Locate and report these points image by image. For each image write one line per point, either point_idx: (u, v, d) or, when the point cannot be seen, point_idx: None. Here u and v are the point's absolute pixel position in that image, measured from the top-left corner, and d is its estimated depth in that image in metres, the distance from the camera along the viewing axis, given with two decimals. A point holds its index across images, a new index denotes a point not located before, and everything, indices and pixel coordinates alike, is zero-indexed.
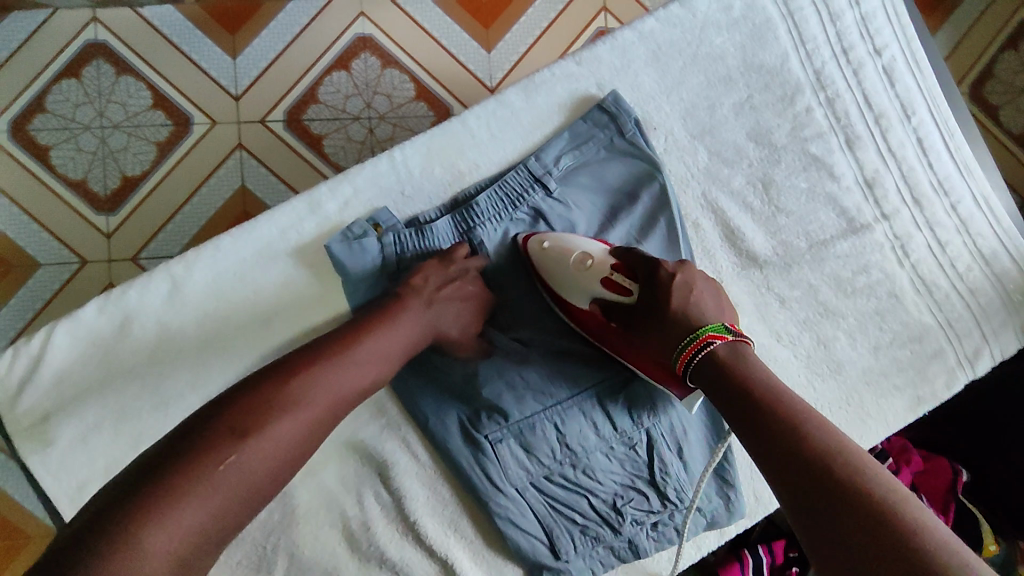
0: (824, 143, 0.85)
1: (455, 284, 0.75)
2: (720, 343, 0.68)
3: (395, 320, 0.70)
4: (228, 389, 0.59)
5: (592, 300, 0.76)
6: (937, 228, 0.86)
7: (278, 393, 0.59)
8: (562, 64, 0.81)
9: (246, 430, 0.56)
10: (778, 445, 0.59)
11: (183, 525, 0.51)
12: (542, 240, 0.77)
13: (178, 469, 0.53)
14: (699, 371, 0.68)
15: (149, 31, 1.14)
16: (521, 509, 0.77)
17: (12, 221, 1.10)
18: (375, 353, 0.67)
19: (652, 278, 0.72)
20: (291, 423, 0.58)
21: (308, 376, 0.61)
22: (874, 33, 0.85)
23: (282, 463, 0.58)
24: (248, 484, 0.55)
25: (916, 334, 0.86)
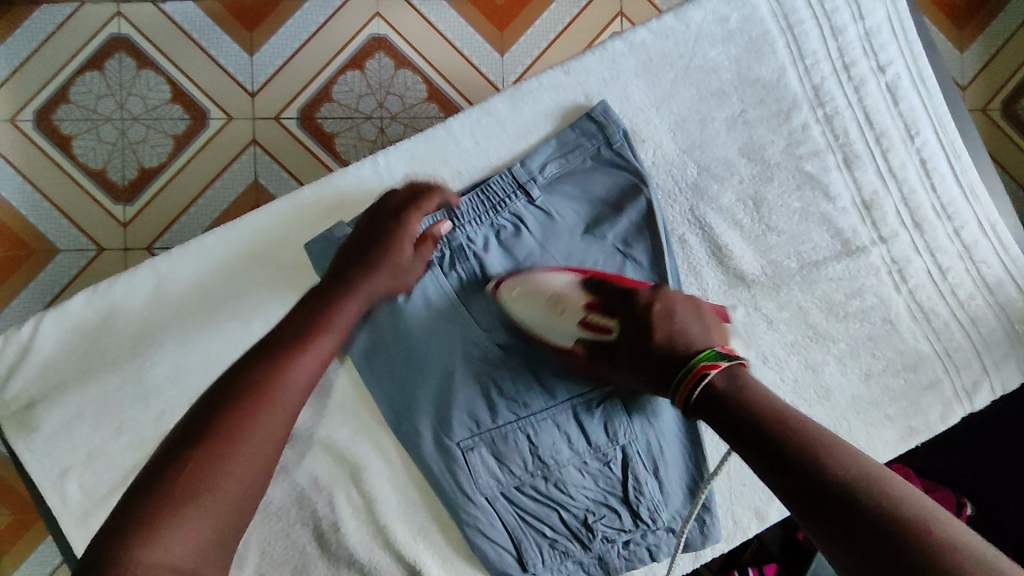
0: (820, 162, 0.82)
1: (381, 236, 0.74)
2: (715, 374, 0.63)
3: (328, 309, 0.69)
4: (193, 412, 0.60)
5: (577, 340, 0.76)
6: (938, 253, 0.83)
7: (231, 410, 0.59)
8: (550, 74, 0.81)
9: (208, 450, 0.56)
10: (786, 469, 0.56)
11: (182, 536, 0.53)
12: (513, 286, 0.76)
13: (151, 506, 0.53)
14: (699, 403, 0.64)
15: (168, 26, 1.16)
16: (490, 518, 0.77)
17: (31, 207, 1.14)
18: (318, 349, 0.66)
19: (631, 313, 0.72)
20: (252, 433, 0.58)
21: (257, 387, 0.61)
22: (878, 49, 0.82)
23: (256, 469, 0.58)
24: (225, 498, 0.55)
25: (911, 362, 0.83)
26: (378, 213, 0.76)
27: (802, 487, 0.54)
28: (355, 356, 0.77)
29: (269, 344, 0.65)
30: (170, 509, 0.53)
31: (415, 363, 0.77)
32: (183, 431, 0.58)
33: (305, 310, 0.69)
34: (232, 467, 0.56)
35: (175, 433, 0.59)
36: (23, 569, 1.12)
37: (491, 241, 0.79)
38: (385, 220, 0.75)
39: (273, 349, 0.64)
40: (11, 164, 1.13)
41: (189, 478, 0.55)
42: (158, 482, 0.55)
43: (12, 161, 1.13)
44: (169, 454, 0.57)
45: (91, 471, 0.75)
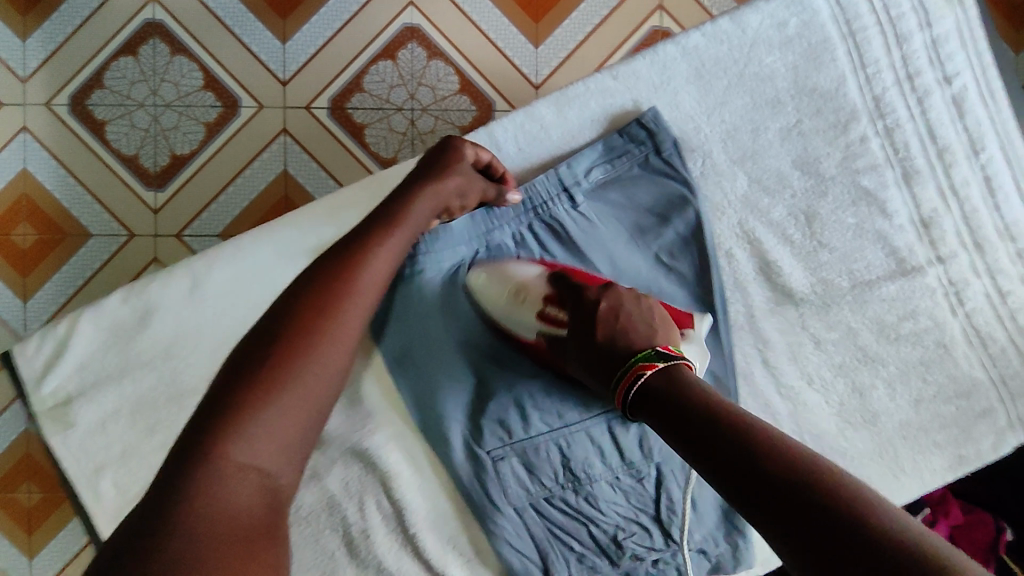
0: (877, 176, 0.78)
1: (449, 161, 0.70)
2: (651, 374, 0.60)
3: (398, 216, 0.66)
4: (267, 318, 0.58)
5: (538, 333, 0.73)
6: (999, 276, 0.79)
7: (310, 318, 0.57)
8: (597, 78, 0.77)
9: (288, 358, 0.54)
10: (729, 460, 0.49)
11: (271, 431, 0.51)
12: (479, 271, 0.75)
13: (233, 408, 0.51)
14: (637, 402, 0.60)
15: (202, 12, 1.14)
16: (518, 529, 0.76)
17: (65, 192, 1.14)
18: (385, 261, 0.63)
19: (582, 313, 0.69)
20: (333, 344, 0.56)
21: (331, 300, 0.58)
22: (945, 58, 0.77)
23: (336, 380, 0.56)
24: (308, 394, 0.54)
25: (964, 389, 0.79)
26: (449, 142, 0.71)
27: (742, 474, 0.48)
28: (389, 363, 0.76)
29: (337, 254, 0.62)
30: (253, 410, 0.51)
31: (449, 370, 0.76)
32: (257, 337, 0.56)
33: (371, 219, 0.66)
34: (312, 376, 0.54)
35: (248, 339, 0.56)
36: (51, 551, 1.15)
37: (528, 238, 0.77)
38: (449, 148, 0.71)
39: (342, 260, 0.61)
40: (47, 149, 1.13)
41: (273, 381, 0.53)
42: (239, 385, 0.52)
43: (48, 147, 1.13)
44: (245, 360, 0.54)
45: (124, 468, 0.75)
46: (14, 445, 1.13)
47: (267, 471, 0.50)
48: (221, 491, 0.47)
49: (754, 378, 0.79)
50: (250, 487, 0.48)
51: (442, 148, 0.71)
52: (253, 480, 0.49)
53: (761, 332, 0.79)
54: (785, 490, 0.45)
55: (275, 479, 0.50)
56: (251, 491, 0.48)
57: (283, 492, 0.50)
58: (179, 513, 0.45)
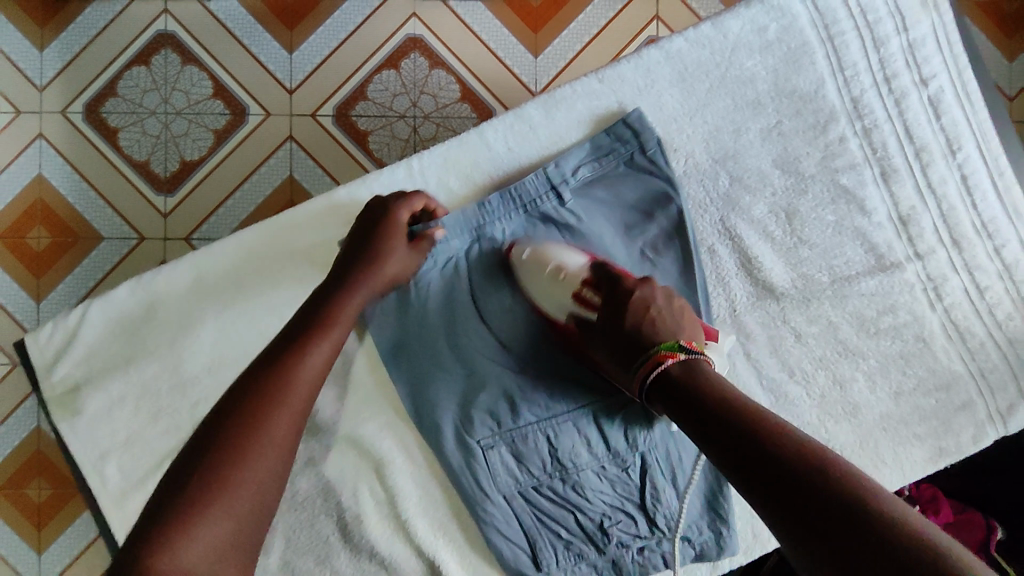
0: (856, 175, 0.81)
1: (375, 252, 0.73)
2: (672, 362, 0.63)
3: (327, 317, 0.68)
4: (202, 425, 0.59)
5: (569, 315, 0.74)
6: (976, 272, 0.81)
7: (242, 427, 0.58)
8: (584, 81, 0.80)
9: (206, 488, 0.55)
10: (733, 438, 0.54)
11: (206, 546, 0.53)
12: (524, 249, 0.77)
13: (167, 525, 0.53)
14: (655, 388, 0.63)
15: (212, 24, 1.19)
16: (507, 516, 0.78)
17: (78, 196, 1.18)
18: (315, 363, 0.65)
19: (615, 296, 0.70)
20: (264, 453, 0.58)
21: (264, 406, 0.60)
22: (921, 62, 0.80)
23: (269, 485, 0.58)
24: (240, 505, 0.55)
25: (944, 382, 0.81)
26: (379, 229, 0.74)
27: (759, 469, 0.51)
28: (382, 353, 0.79)
29: (270, 359, 0.63)
30: (170, 550, 0.51)
31: (441, 359, 0.78)
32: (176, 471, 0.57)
33: (302, 321, 0.68)
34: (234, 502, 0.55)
35: (185, 449, 0.58)
36: (60, 543, 1.18)
37: (519, 234, 0.79)
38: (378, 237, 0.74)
39: (276, 362, 0.63)
40: (61, 155, 1.18)
41: (204, 497, 0.54)
42: (156, 525, 0.53)
43: (63, 152, 1.18)
44: (179, 474, 0.56)
45: (128, 454, 0.78)
46: (26, 441, 1.17)
47: None
48: None
49: (737, 370, 0.81)
50: None
51: (370, 235, 0.74)
52: None
53: (744, 325, 0.81)
54: (806, 490, 0.48)
55: None
56: None
57: None
58: None
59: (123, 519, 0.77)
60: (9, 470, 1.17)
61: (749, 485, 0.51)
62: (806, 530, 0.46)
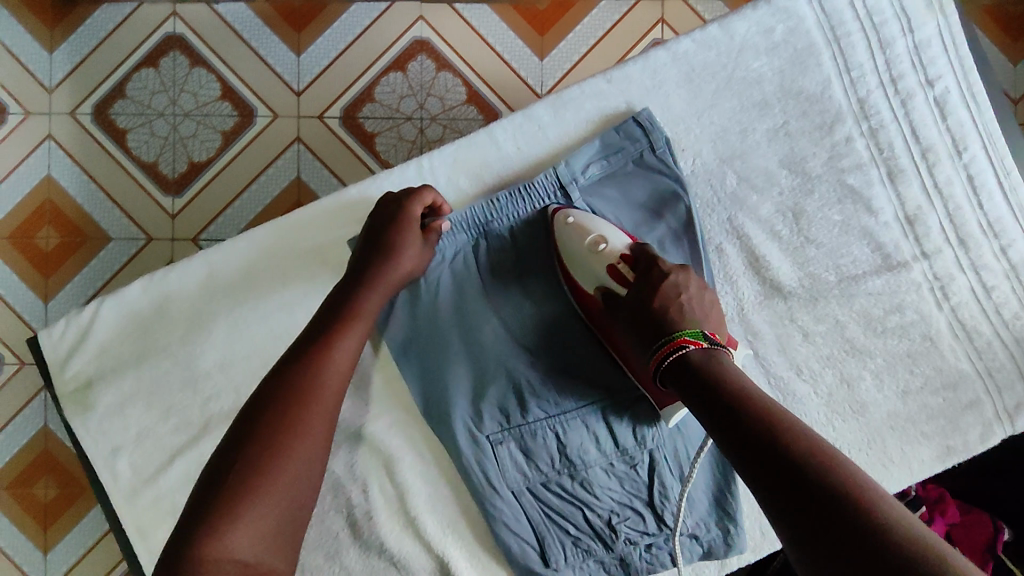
0: (862, 175, 0.81)
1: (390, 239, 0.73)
2: (695, 349, 0.64)
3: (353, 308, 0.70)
4: (241, 415, 0.61)
5: (597, 288, 0.74)
6: (983, 272, 0.82)
7: (283, 414, 0.60)
8: (592, 81, 0.81)
9: (251, 475, 0.56)
10: (745, 432, 0.55)
11: (254, 527, 0.55)
12: (570, 215, 0.76)
13: (216, 508, 0.54)
14: (671, 371, 0.64)
15: (221, 26, 1.20)
16: (516, 513, 0.78)
17: (87, 197, 1.19)
18: (346, 353, 0.67)
19: (650, 277, 0.70)
20: (304, 438, 0.60)
21: (303, 394, 0.62)
22: (927, 63, 0.81)
23: (312, 468, 0.60)
24: (284, 487, 0.57)
25: (951, 381, 0.81)
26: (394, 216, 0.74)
27: (774, 461, 0.51)
28: (391, 351, 0.79)
29: (304, 350, 0.66)
30: (220, 533, 0.53)
31: (449, 356, 0.78)
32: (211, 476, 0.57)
33: (330, 312, 0.70)
34: (271, 506, 0.56)
35: (226, 438, 0.60)
36: (69, 541, 1.18)
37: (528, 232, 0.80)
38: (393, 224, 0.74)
39: (310, 352, 0.66)
40: (70, 156, 1.19)
41: (251, 480, 0.56)
42: (194, 529, 0.53)
43: (72, 153, 1.19)
44: (225, 458, 0.58)
45: (140, 450, 0.79)
46: (35, 440, 1.18)
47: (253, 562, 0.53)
48: None
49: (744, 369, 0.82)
50: None
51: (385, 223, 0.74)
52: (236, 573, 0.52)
53: (751, 324, 0.82)
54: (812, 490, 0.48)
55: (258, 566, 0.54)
56: None
57: None
58: None
59: (134, 515, 0.78)
60: (18, 469, 1.18)
61: (762, 477, 0.51)
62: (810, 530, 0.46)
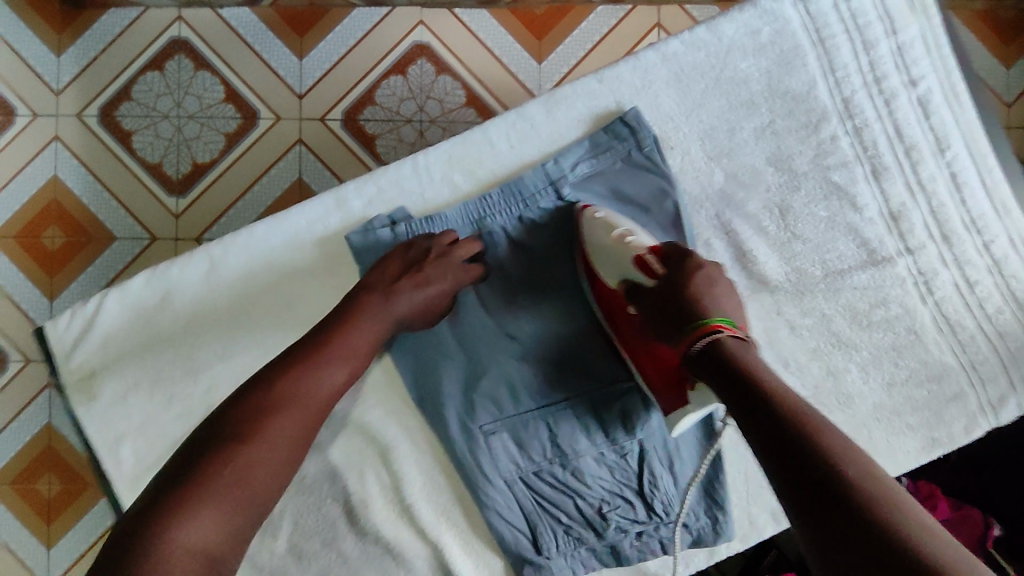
0: (848, 173, 0.83)
1: (416, 271, 0.77)
2: (726, 336, 0.64)
3: (348, 331, 0.73)
4: (218, 412, 0.66)
5: (621, 280, 0.74)
6: (966, 266, 0.84)
7: (257, 421, 0.65)
8: (584, 81, 0.84)
9: (217, 472, 0.61)
10: (776, 434, 0.55)
11: (210, 524, 0.58)
12: (598, 211, 0.78)
13: (179, 497, 0.58)
14: (700, 358, 0.64)
15: (224, 31, 1.23)
16: (508, 501, 0.80)
17: (92, 197, 1.22)
18: (332, 376, 0.70)
19: (682, 267, 0.70)
20: (271, 446, 0.64)
21: (278, 406, 0.66)
22: (910, 63, 0.83)
23: (274, 479, 0.64)
24: (246, 491, 0.61)
25: (936, 374, 0.83)
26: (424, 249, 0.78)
27: (806, 479, 0.52)
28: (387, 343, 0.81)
29: (286, 363, 0.69)
30: (178, 524, 0.57)
31: (444, 349, 0.80)
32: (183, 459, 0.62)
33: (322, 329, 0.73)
34: (227, 508, 0.60)
35: (200, 432, 0.64)
36: (71, 536, 1.20)
37: (519, 228, 0.82)
38: (422, 259, 0.78)
39: (292, 366, 0.69)
40: (76, 156, 1.22)
41: (217, 477, 0.60)
42: (155, 514, 0.57)
43: (78, 155, 1.22)
44: (195, 453, 0.62)
45: (142, 439, 0.81)
46: (38, 438, 1.20)
47: (205, 554, 0.57)
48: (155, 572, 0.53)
49: None
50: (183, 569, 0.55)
51: (414, 255, 0.78)
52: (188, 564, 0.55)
53: None
54: (842, 506, 0.50)
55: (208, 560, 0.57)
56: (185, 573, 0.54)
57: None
58: None
59: None
60: (21, 465, 1.20)
61: (791, 482, 0.53)
62: (835, 544, 0.48)
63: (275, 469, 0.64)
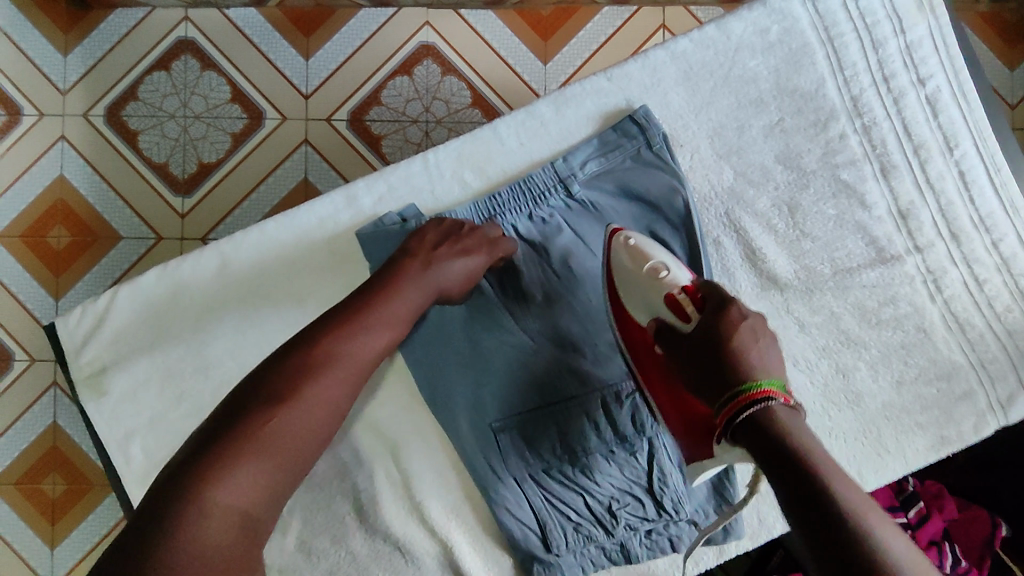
0: (856, 171, 0.84)
1: (452, 241, 0.77)
2: (776, 407, 0.62)
3: (390, 300, 0.73)
4: (262, 366, 0.66)
5: (652, 318, 0.73)
6: (975, 265, 0.84)
7: (297, 379, 0.65)
8: (593, 80, 0.84)
9: (258, 428, 0.61)
10: (823, 521, 0.55)
11: (250, 479, 0.59)
12: (630, 237, 0.77)
13: (221, 450, 0.59)
14: (744, 425, 0.62)
15: (231, 31, 1.24)
16: (518, 499, 0.80)
17: (98, 196, 1.22)
18: (373, 339, 0.71)
19: (720, 314, 0.68)
20: (311, 405, 0.64)
21: (319, 365, 0.66)
22: (919, 62, 0.83)
23: (313, 437, 0.64)
24: (286, 447, 0.62)
25: (945, 372, 0.83)
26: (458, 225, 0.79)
27: None
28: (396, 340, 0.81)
29: (328, 322, 0.69)
30: (220, 479, 0.58)
31: (453, 347, 0.80)
32: (226, 409, 0.63)
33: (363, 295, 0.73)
34: (266, 465, 0.60)
35: (242, 385, 0.65)
36: (76, 534, 1.20)
37: (529, 226, 0.83)
38: (457, 231, 0.78)
39: (334, 326, 0.69)
40: (83, 156, 1.22)
41: (258, 432, 0.61)
42: (198, 465, 0.58)
43: (84, 154, 1.22)
44: (237, 407, 0.62)
45: (151, 435, 0.81)
46: (42, 438, 1.20)
47: (245, 512, 0.58)
48: (196, 526, 0.55)
49: None
50: (223, 527, 0.56)
51: (447, 228, 0.78)
52: (227, 521, 0.56)
53: None
54: None
55: (246, 516, 0.58)
56: (224, 532, 0.56)
57: (254, 532, 0.58)
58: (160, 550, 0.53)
59: None
60: (27, 463, 1.20)
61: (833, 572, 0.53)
62: None
63: (314, 428, 0.64)
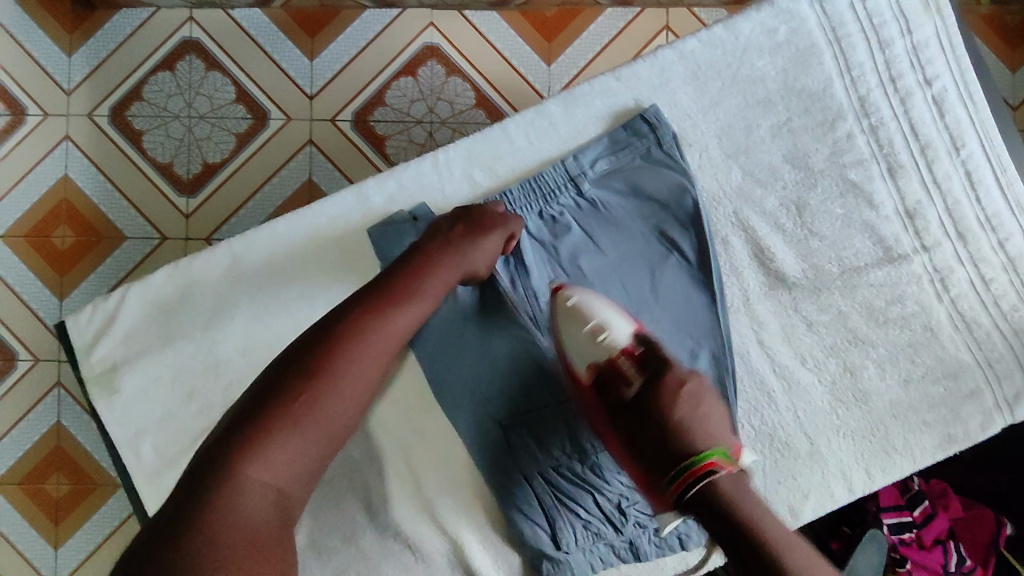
0: (864, 171, 0.84)
1: (470, 226, 0.77)
2: (721, 477, 0.70)
3: (416, 284, 0.74)
4: (297, 343, 0.69)
5: (588, 368, 0.77)
6: (981, 264, 0.84)
7: (330, 360, 0.68)
8: (602, 79, 0.85)
9: (295, 406, 0.65)
10: None
11: (284, 455, 0.63)
12: (571, 296, 0.79)
13: (259, 427, 0.63)
14: (693, 499, 0.70)
15: (236, 31, 1.24)
16: (528, 496, 0.80)
17: (104, 196, 1.22)
18: (403, 321, 0.73)
19: (659, 381, 0.75)
20: (342, 386, 0.68)
21: (351, 346, 0.69)
22: (925, 63, 0.84)
23: (342, 418, 0.68)
24: (319, 426, 0.66)
25: (952, 370, 0.84)
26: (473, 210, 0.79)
27: None
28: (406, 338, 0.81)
29: (360, 303, 0.72)
30: (258, 454, 0.62)
31: (463, 345, 0.81)
32: (263, 384, 0.66)
33: (392, 278, 0.75)
34: (300, 442, 0.64)
35: (278, 362, 0.68)
36: (82, 534, 1.20)
37: (539, 223, 0.83)
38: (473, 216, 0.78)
39: (367, 306, 0.72)
40: (88, 156, 1.22)
41: (293, 411, 0.65)
42: (238, 438, 0.62)
43: (89, 155, 1.22)
44: (272, 385, 0.66)
45: (162, 433, 0.81)
46: (45, 437, 1.20)
47: (280, 488, 0.62)
48: (236, 498, 0.59)
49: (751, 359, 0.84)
50: (261, 500, 0.60)
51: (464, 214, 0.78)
52: (265, 495, 0.61)
53: (757, 314, 0.84)
54: None
55: (280, 490, 0.62)
56: (263, 506, 0.60)
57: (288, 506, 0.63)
58: (204, 517, 0.57)
59: (156, 497, 0.80)
60: (33, 462, 1.20)
61: None
62: None
63: (346, 408, 0.68)
